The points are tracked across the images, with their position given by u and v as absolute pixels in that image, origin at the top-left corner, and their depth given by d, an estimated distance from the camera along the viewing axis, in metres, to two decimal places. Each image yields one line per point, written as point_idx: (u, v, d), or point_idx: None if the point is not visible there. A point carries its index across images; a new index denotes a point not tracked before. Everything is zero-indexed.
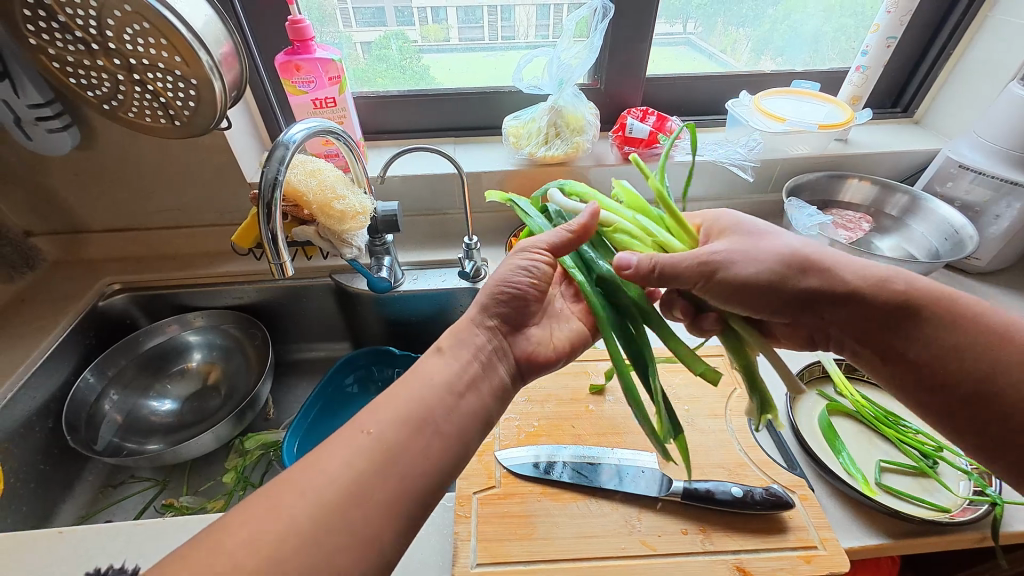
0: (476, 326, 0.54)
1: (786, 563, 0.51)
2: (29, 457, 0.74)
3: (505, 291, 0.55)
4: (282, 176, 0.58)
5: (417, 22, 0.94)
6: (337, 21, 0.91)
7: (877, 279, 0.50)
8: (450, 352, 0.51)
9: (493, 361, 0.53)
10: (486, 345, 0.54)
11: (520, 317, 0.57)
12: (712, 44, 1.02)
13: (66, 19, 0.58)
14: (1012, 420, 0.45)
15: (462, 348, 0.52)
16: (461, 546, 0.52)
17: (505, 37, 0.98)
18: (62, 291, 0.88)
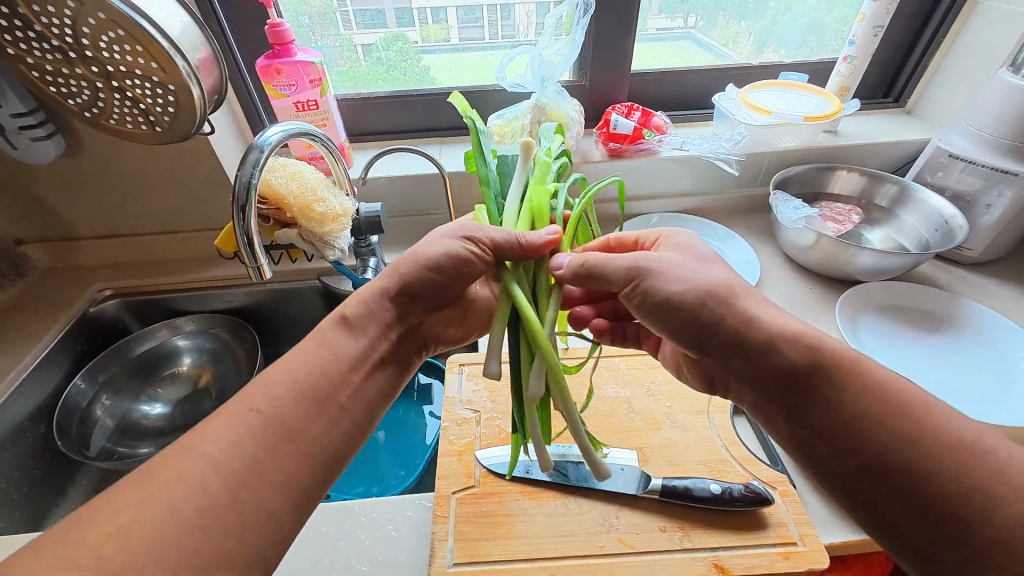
0: (385, 298, 0.54)
1: (765, 559, 0.51)
2: (21, 462, 0.75)
3: (425, 272, 0.55)
4: (257, 179, 0.58)
5: (417, 23, 0.94)
6: (336, 24, 0.91)
7: (793, 333, 0.46)
8: (356, 325, 0.52)
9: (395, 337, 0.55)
10: (394, 320, 0.55)
11: (434, 299, 0.58)
12: (712, 38, 1.01)
13: (42, 28, 0.59)
14: (935, 515, 0.38)
15: (367, 321, 0.53)
16: (439, 546, 0.52)
17: (505, 36, 0.99)
18: (54, 297, 0.89)
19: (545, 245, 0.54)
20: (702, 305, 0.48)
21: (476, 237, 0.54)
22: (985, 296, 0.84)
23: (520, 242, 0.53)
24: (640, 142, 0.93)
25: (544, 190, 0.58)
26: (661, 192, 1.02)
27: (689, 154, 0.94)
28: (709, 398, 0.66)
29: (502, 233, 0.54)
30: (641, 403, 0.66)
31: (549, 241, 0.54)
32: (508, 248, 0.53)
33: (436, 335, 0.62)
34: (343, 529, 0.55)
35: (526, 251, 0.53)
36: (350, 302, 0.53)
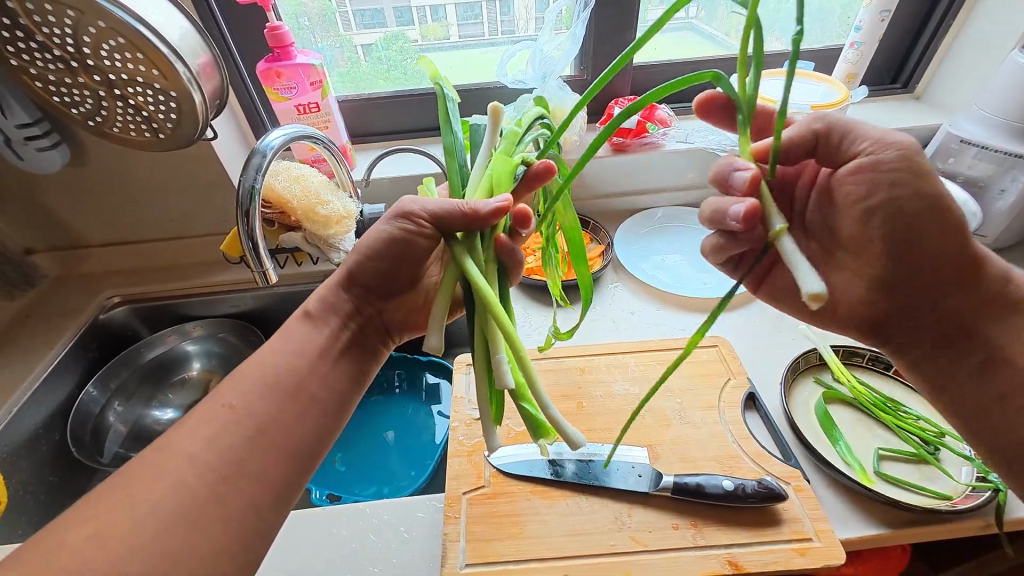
0: (341, 289, 0.54)
1: (780, 556, 0.51)
2: (37, 469, 0.76)
3: (372, 260, 0.53)
4: (259, 184, 0.58)
5: (416, 22, 0.94)
6: (336, 24, 0.91)
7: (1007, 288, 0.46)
8: (317, 318, 0.52)
9: (360, 330, 0.54)
10: (356, 312, 0.54)
11: (393, 285, 0.56)
12: (714, 28, 1.00)
13: (44, 39, 0.59)
14: None
15: (329, 314, 0.52)
16: (450, 547, 0.52)
17: (505, 32, 0.98)
18: (64, 305, 0.90)
19: (494, 215, 0.46)
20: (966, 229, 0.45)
21: (413, 213, 0.51)
22: None
23: (464, 212, 0.47)
24: (644, 136, 0.92)
25: (510, 163, 0.48)
26: (667, 185, 1.01)
27: (695, 146, 0.92)
28: (719, 394, 0.65)
29: (443, 204, 0.49)
30: (651, 400, 0.65)
31: (498, 209, 0.46)
32: (452, 219, 0.47)
33: (404, 326, 0.59)
34: (355, 531, 0.56)
35: (467, 218, 0.47)
36: (313, 299, 0.53)
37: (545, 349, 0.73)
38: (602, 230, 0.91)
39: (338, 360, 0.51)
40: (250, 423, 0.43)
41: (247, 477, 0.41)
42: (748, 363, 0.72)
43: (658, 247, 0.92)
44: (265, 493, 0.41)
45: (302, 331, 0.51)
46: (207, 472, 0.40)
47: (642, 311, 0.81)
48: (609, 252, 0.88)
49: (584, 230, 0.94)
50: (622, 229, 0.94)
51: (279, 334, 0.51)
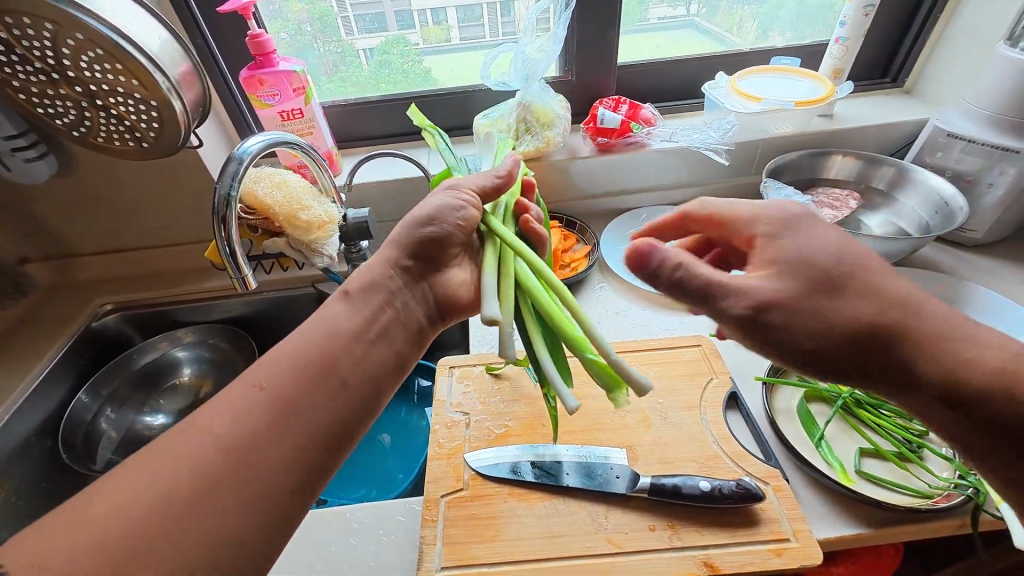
0: (390, 266, 0.55)
1: (757, 557, 0.50)
2: (30, 477, 0.77)
3: (428, 231, 0.55)
4: (236, 191, 0.59)
5: (417, 25, 0.94)
6: (337, 30, 0.91)
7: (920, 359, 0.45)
8: (358, 296, 0.51)
9: (412, 305, 0.55)
10: (401, 288, 0.54)
11: (436, 259, 0.58)
12: (716, 25, 1.00)
13: (24, 52, 0.60)
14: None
15: (371, 292, 0.52)
16: (427, 549, 0.52)
17: (506, 33, 0.98)
18: (57, 313, 0.91)
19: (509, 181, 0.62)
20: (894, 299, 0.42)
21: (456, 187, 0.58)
22: (989, 279, 0.81)
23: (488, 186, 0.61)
24: (628, 136, 0.92)
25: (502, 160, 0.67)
26: (654, 184, 1.00)
27: (679, 144, 0.92)
28: (701, 393, 0.65)
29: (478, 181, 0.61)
30: (631, 400, 0.65)
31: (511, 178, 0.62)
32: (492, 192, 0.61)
33: (450, 306, 0.59)
34: (334, 534, 0.56)
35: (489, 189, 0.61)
36: (354, 280, 0.53)
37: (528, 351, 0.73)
38: (588, 230, 0.92)
39: (371, 341, 0.49)
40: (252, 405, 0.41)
41: (262, 473, 0.39)
42: (732, 361, 0.71)
43: None
44: (283, 493, 0.39)
45: (340, 309, 0.50)
46: (231, 466, 0.38)
47: (627, 311, 0.81)
48: (594, 253, 0.88)
49: (571, 231, 0.94)
50: (608, 229, 0.94)
51: (318, 315, 0.49)
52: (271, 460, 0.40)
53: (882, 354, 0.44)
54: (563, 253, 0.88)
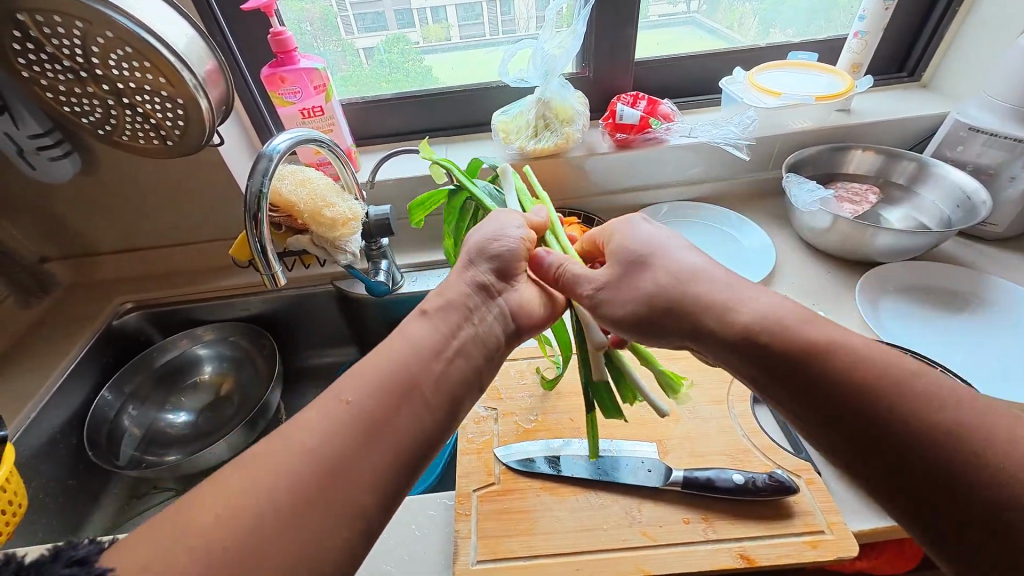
0: (468, 285, 0.54)
1: (793, 548, 0.50)
2: (55, 473, 0.78)
3: (499, 247, 0.56)
4: (267, 187, 0.59)
5: (416, 24, 0.94)
6: (337, 29, 0.92)
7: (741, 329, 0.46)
8: (436, 314, 0.50)
9: (488, 319, 0.53)
10: (480, 306, 0.53)
11: (512, 276, 0.56)
12: (716, 22, 0.99)
13: (53, 50, 0.60)
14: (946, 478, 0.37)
15: (449, 312, 0.51)
16: (462, 543, 0.53)
17: (505, 32, 0.98)
18: (78, 311, 0.91)
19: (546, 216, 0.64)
20: (650, 316, 0.51)
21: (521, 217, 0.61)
22: (1010, 273, 0.81)
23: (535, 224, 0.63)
24: (647, 131, 0.92)
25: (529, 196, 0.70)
26: (671, 180, 1.00)
27: (698, 140, 0.92)
28: (729, 388, 0.65)
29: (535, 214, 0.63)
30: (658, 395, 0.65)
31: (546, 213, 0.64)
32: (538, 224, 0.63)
33: (530, 323, 0.57)
34: None
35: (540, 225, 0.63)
36: (432, 301, 0.52)
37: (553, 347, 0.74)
38: None
39: (449, 357, 0.48)
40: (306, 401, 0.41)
41: (330, 470, 0.39)
42: None
43: None
44: (348, 487, 0.39)
45: (421, 327, 0.49)
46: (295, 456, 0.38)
47: None
48: None
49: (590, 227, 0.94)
50: None
51: (399, 334, 0.48)
52: (337, 457, 0.39)
53: (675, 328, 0.50)
54: None
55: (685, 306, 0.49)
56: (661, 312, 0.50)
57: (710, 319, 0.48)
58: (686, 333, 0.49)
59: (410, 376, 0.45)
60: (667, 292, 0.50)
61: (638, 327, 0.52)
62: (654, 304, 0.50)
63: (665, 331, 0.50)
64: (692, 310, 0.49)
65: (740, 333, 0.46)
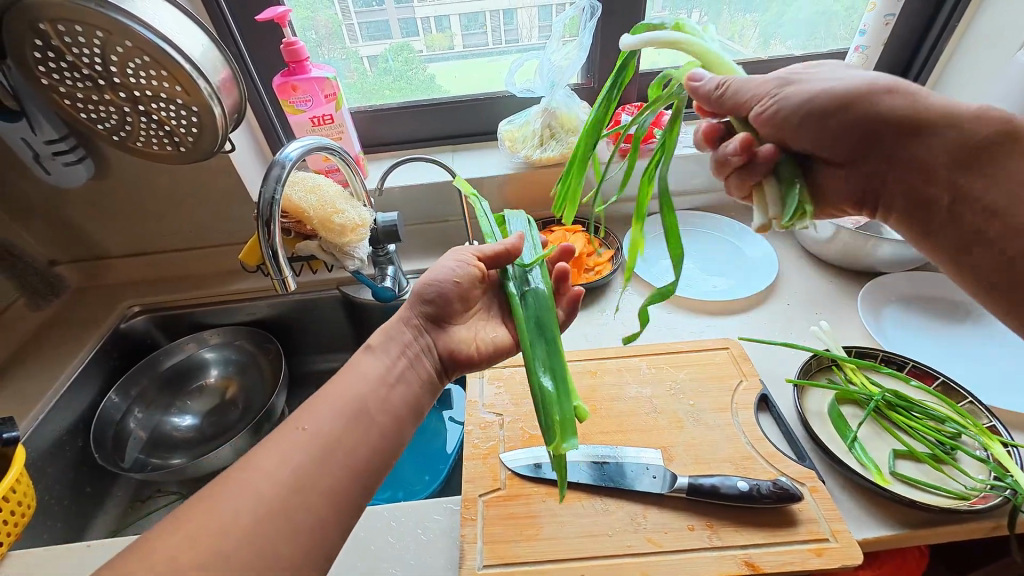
0: (402, 324, 0.55)
1: (797, 556, 0.51)
2: (60, 474, 0.78)
3: (432, 289, 0.56)
4: (279, 194, 0.60)
5: (421, 33, 0.96)
6: (343, 38, 0.93)
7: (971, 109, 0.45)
8: (380, 348, 0.52)
9: (421, 357, 0.54)
10: (413, 341, 0.54)
11: (446, 315, 0.57)
12: (718, 33, 1.01)
13: (73, 58, 0.61)
14: None
15: (388, 344, 0.53)
16: (468, 548, 0.53)
17: (509, 41, 1.00)
18: (87, 314, 0.92)
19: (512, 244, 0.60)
20: (861, 98, 0.46)
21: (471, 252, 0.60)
22: None
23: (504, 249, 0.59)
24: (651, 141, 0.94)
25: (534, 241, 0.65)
26: (674, 189, 1.01)
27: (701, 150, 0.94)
28: (733, 396, 0.66)
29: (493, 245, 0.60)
30: (662, 403, 0.66)
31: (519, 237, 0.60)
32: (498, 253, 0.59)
33: (459, 363, 0.57)
34: (374, 534, 0.56)
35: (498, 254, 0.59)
36: (375, 335, 0.54)
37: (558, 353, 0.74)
38: (611, 236, 0.93)
39: (395, 382, 0.50)
40: (289, 435, 0.42)
41: None
42: (759, 365, 0.72)
43: (668, 251, 0.93)
44: None
45: (365, 362, 0.51)
46: None
47: (652, 315, 0.81)
48: (619, 257, 0.88)
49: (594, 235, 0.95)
50: (630, 234, 0.96)
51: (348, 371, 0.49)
52: None
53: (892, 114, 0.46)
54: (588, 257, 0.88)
55: (915, 90, 0.46)
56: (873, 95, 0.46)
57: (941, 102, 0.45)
58: (901, 127, 0.46)
59: (359, 402, 0.46)
60: (891, 81, 0.47)
61: (835, 116, 0.47)
62: (875, 89, 0.47)
63: (888, 114, 0.46)
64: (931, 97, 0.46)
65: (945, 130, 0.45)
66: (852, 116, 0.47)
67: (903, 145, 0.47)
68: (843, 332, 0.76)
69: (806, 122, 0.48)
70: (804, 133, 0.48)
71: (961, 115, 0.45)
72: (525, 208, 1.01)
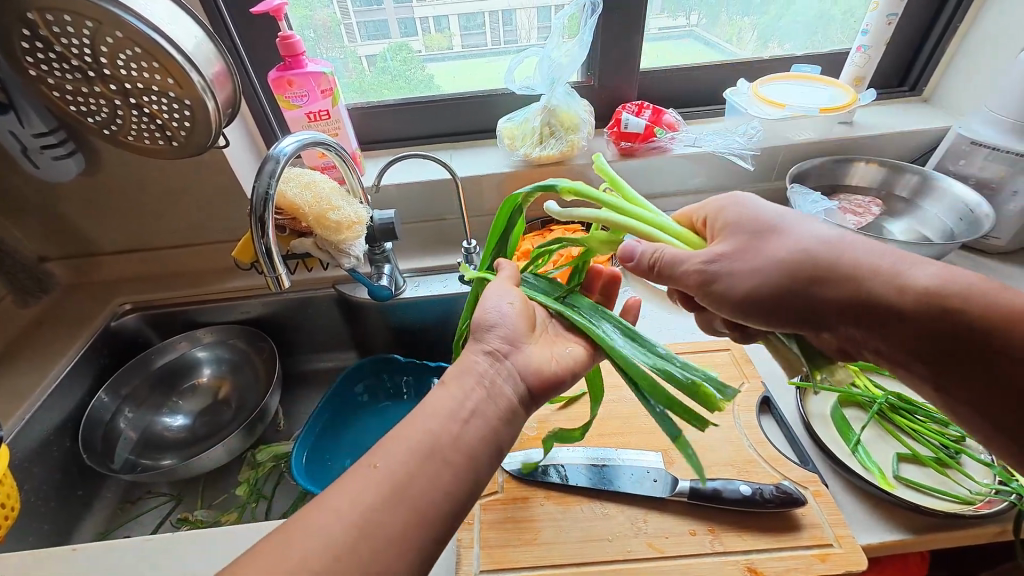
0: (475, 353, 0.51)
1: (801, 562, 0.50)
2: (47, 475, 0.76)
3: (493, 315, 0.53)
4: (273, 190, 0.59)
5: (420, 33, 0.95)
6: (340, 37, 0.92)
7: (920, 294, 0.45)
8: (453, 382, 0.48)
9: (501, 383, 0.49)
10: (490, 369, 0.50)
11: (519, 338, 0.53)
12: (716, 35, 1.01)
13: (62, 48, 0.60)
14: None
15: (463, 377, 0.48)
16: (465, 553, 0.52)
17: (506, 41, 0.99)
18: (77, 312, 0.90)
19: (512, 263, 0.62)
20: (789, 289, 0.49)
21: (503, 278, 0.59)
22: (1013, 286, 0.81)
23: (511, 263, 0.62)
24: (652, 140, 0.93)
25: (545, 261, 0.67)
26: (674, 189, 1.00)
27: (703, 150, 0.93)
28: (734, 398, 0.65)
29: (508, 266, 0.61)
30: None
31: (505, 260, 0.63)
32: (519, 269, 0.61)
33: (549, 384, 0.53)
34: None
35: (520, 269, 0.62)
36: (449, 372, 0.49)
37: None
38: None
39: (467, 416, 0.45)
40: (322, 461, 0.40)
41: None
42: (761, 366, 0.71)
43: None
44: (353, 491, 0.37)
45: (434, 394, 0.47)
46: None
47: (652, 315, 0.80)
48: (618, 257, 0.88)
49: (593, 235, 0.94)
50: None
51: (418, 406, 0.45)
52: None
53: (825, 301, 0.48)
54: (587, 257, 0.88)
55: (834, 264, 0.48)
56: (798, 283, 0.49)
57: (878, 282, 0.47)
58: (838, 308, 0.48)
59: (422, 436, 0.43)
60: (814, 270, 0.48)
61: (774, 307, 0.50)
62: (801, 278, 0.49)
63: (820, 304, 0.48)
64: (861, 279, 0.47)
65: (879, 275, 0.47)
66: (782, 300, 0.49)
67: (840, 315, 0.48)
68: None
69: (757, 312, 0.51)
70: (752, 320, 0.52)
71: (880, 290, 0.47)
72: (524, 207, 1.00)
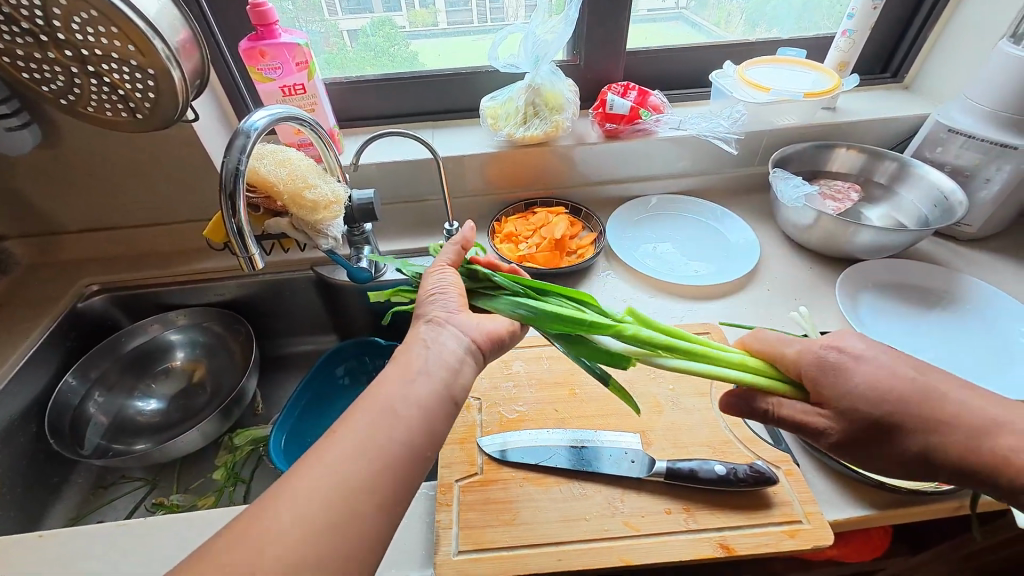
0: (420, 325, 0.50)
1: (771, 538, 0.51)
2: (13, 461, 0.74)
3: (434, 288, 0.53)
4: (244, 165, 0.56)
5: (403, 8, 0.90)
6: (321, 10, 0.88)
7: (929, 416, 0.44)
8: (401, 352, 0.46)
9: (443, 339, 0.47)
10: (433, 332, 0.48)
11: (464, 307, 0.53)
12: (705, 19, 0.99)
13: (10, 10, 0.56)
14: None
15: (407, 345, 0.46)
16: (443, 534, 0.52)
17: (494, 20, 0.96)
18: (40, 292, 0.86)
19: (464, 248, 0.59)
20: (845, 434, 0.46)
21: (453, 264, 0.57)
22: (982, 272, 0.84)
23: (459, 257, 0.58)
24: (636, 122, 0.92)
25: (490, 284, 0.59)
26: (659, 173, 1.00)
27: (688, 133, 0.93)
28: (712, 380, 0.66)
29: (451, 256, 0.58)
30: (642, 387, 0.65)
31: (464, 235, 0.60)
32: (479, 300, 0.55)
33: (496, 346, 0.52)
34: None
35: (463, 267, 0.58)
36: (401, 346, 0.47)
37: (537, 336, 0.73)
38: (594, 218, 0.91)
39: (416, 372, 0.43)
40: None
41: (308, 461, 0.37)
42: None
43: (650, 236, 0.92)
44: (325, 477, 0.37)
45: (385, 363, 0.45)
46: None
47: (634, 298, 0.81)
48: (601, 240, 0.87)
49: (577, 218, 0.93)
50: (613, 216, 0.95)
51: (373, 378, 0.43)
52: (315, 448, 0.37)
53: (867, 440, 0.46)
54: (570, 240, 0.88)
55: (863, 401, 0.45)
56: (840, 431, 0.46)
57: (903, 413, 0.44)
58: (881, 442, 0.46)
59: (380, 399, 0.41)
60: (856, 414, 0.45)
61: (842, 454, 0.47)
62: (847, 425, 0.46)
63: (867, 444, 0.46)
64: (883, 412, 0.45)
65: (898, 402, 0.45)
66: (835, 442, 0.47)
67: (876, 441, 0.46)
68: (820, 318, 0.76)
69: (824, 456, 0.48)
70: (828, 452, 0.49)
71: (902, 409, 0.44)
72: (507, 189, 0.98)
